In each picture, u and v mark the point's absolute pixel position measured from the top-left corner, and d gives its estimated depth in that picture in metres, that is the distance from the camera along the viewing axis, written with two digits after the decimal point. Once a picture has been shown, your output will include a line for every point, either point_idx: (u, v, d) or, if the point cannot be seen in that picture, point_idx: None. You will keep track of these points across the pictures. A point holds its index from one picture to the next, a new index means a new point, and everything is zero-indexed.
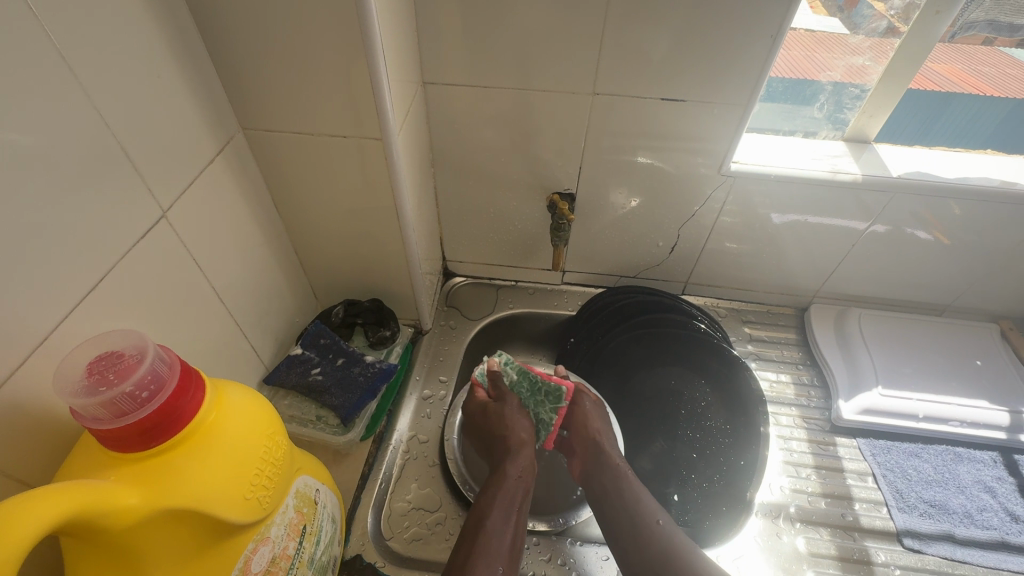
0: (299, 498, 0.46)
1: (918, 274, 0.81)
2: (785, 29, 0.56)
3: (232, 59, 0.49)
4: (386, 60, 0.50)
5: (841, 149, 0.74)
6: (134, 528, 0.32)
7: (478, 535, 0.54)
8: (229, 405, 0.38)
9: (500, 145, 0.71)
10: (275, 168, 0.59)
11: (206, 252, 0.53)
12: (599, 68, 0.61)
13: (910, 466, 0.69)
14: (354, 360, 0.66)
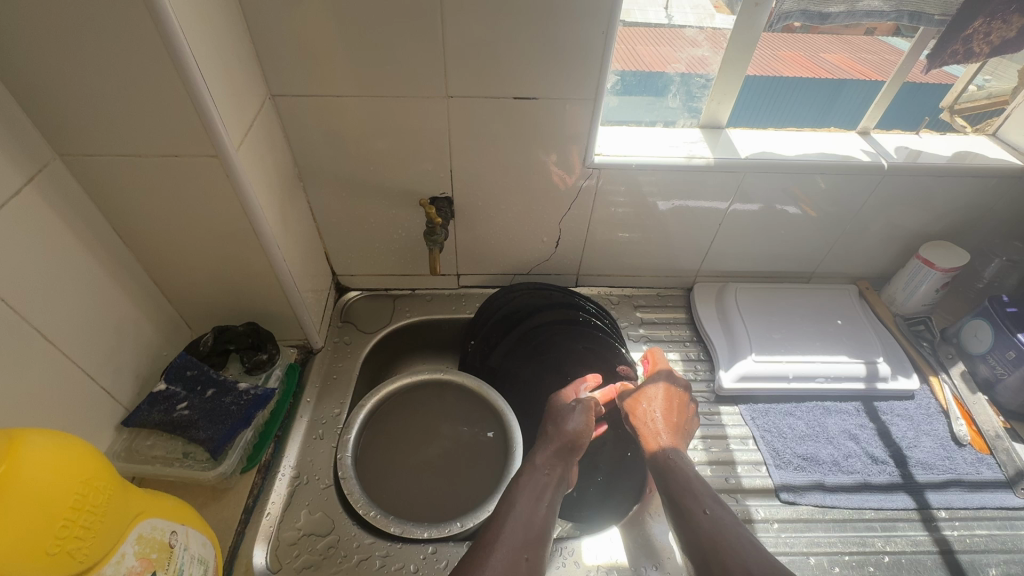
0: (142, 544, 0.43)
1: (782, 246, 0.87)
2: (615, 25, 0.59)
3: (26, 79, 0.46)
4: (205, 73, 0.48)
5: (696, 135, 0.79)
6: None
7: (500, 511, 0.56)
8: (24, 454, 0.34)
9: (367, 154, 0.70)
10: (108, 196, 0.55)
11: (23, 292, 0.48)
12: (448, 70, 0.61)
13: (785, 425, 0.74)
14: (224, 389, 0.62)
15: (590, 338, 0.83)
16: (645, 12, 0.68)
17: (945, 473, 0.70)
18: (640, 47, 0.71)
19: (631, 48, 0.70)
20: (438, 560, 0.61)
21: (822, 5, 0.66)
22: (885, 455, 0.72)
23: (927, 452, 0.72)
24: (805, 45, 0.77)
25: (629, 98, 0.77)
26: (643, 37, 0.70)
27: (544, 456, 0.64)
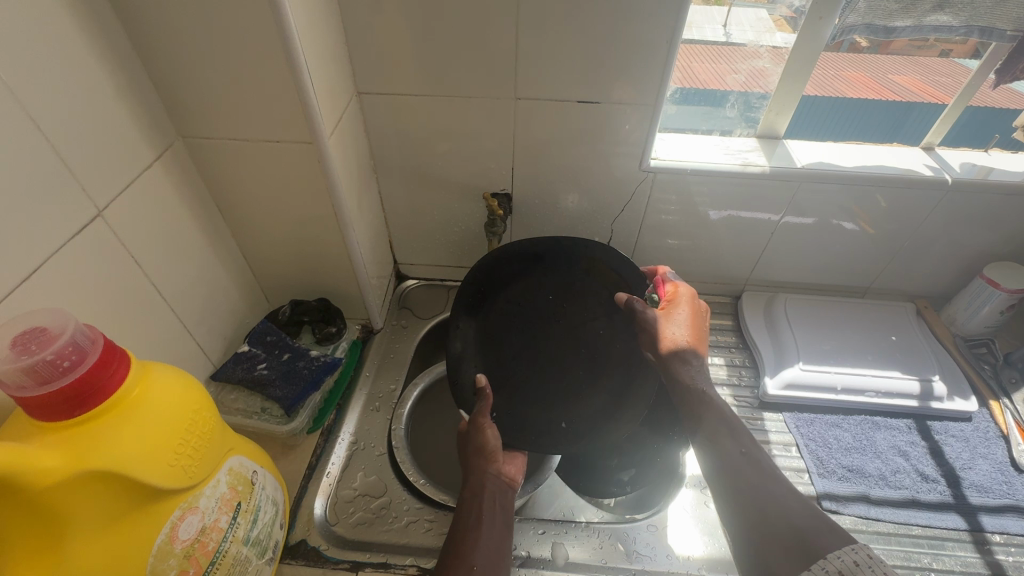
0: (233, 476, 0.49)
1: (836, 260, 0.87)
2: (680, 34, 0.62)
3: (165, 70, 0.54)
4: (310, 68, 0.55)
5: (753, 144, 0.80)
6: (54, 488, 0.34)
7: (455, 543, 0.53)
8: (154, 380, 0.41)
9: (437, 150, 0.76)
10: (216, 175, 0.63)
11: (147, 252, 0.56)
12: (519, 73, 0.66)
13: (830, 436, 0.74)
14: (298, 354, 0.69)
15: None
16: (708, 28, 0.71)
17: (1002, 497, 0.67)
18: (698, 61, 0.74)
19: (690, 64, 0.74)
20: None
21: (887, 20, 0.66)
22: (937, 474, 0.70)
23: (982, 475, 0.70)
24: (870, 65, 0.75)
25: (687, 108, 0.79)
26: (700, 55, 0.73)
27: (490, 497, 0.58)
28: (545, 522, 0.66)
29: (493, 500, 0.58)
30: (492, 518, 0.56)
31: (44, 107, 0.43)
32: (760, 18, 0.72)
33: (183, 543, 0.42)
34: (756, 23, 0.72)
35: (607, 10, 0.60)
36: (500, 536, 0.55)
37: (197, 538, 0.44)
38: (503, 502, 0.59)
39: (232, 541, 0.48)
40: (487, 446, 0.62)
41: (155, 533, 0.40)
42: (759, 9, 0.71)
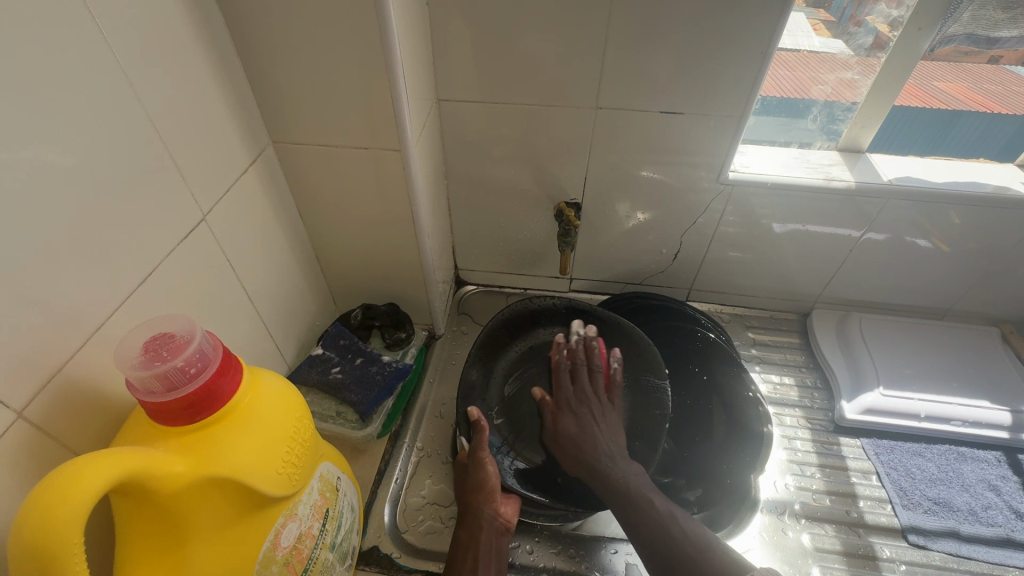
0: (324, 483, 0.49)
1: (917, 281, 0.83)
2: (775, 45, 0.60)
3: (265, 76, 0.55)
4: (405, 77, 0.55)
5: (835, 158, 0.77)
6: (180, 493, 0.35)
7: None
8: (263, 388, 0.41)
9: (510, 157, 0.75)
10: (301, 179, 0.64)
11: (239, 256, 0.57)
12: (602, 83, 0.65)
13: (914, 465, 0.71)
14: (371, 359, 0.69)
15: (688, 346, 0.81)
16: (794, 38, 0.70)
17: None
18: (786, 70, 0.72)
19: (778, 74, 0.72)
20: (557, 545, 0.66)
21: (989, 31, 0.66)
22: None
23: None
24: (971, 74, 0.71)
25: (768, 117, 0.77)
26: (787, 63, 0.71)
27: (486, 544, 0.60)
28: (620, 541, 0.66)
29: (487, 547, 0.59)
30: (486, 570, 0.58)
31: (162, 115, 0.44)
32: (797, 22, 0.68)
33: (284, 550, 0.42)
34: (793, 27, 0.68)
35: (700, 20, 0.59)
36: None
37: (295, 545, 0.44)
38: (496, 548, 0.60)
39: (321, 549, 0.48)
40: (486, 485, 0.62)
41: (261, 540, 0.40)
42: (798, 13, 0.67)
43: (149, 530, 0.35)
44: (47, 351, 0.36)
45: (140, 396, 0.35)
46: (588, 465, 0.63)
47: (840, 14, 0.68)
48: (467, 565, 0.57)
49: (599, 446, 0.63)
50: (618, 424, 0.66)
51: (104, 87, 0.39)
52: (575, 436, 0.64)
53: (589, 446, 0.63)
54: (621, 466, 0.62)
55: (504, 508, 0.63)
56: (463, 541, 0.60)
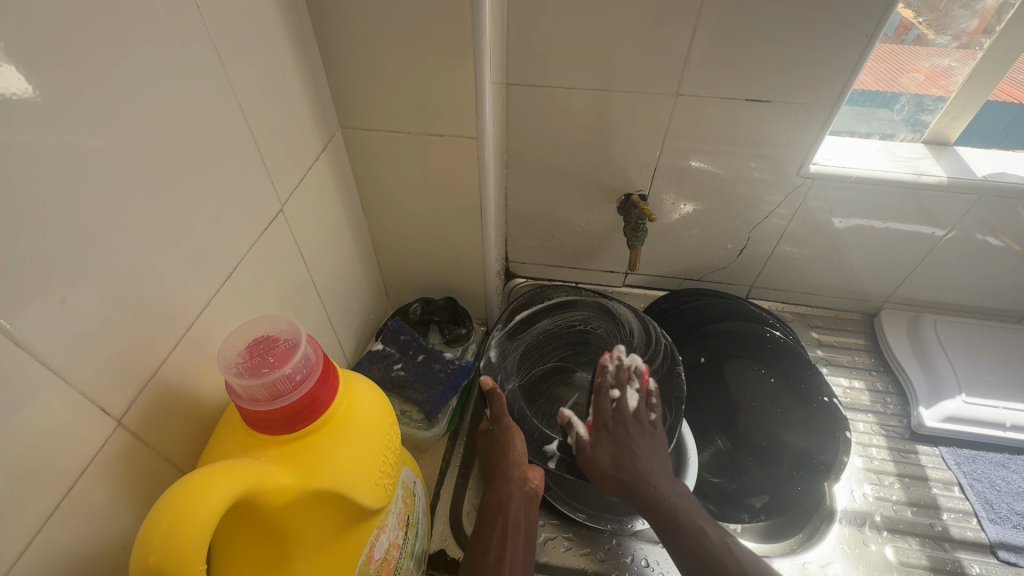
0: (406, 489, 0.47)
1: (1000, 284, 0.79)
2: (882, 28, 0.56)
3: (340, 57, 0.52)
4: (489, 59, 0.51)
5: (920, 151, 0.73)
6: (286, 506, 0.32)
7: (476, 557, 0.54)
8: (358, 393, 0.39)
9: (577, 146, 0.72)
10: (367, 167, 0.61)
11: (310, 248, 0.54)
12: (685, 68, 0.62)
13: (998, 477, 0.67)
14: (433, 356, 0.66)
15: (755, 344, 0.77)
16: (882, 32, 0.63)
17: None
18: (877, 64, 0.67)
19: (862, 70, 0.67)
20: (623, 554, 0.62)
21: None
22: None
23: None
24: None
25: (851, 108, 0.72)
26: (876, 56, 0.66)
27: (514, 510, 0.58)
28: None
29: (514, 516, 0.57)
30: (514, 539, 0.56)
31: (247, 99, 0.41)
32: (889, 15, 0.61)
33: (377, 562, 0.40)
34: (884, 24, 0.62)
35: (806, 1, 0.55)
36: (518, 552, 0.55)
37: (384, 556, 0.42)
38: (525, 516, 0.58)
39: (403, 558, 0.46)
40: (513, 452, 0.60)
41: (358, 552, 0.38)
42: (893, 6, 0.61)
43: (253, 545, 0.33)
44: (143, 352, 0.33)
45: (244, 405, 0.32)
46: (630, 486, 0.56)
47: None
48: (495, 538, 0.55)
49: (641, 464, 0.57)
50: (661, 438, 0.59)
51: (196, 66, 0.36)
52: (615, 455, 0.58)
53: (654, 462, 0.57)
54: (664, 487, 0.56)
55: (533, 476, 0.60)
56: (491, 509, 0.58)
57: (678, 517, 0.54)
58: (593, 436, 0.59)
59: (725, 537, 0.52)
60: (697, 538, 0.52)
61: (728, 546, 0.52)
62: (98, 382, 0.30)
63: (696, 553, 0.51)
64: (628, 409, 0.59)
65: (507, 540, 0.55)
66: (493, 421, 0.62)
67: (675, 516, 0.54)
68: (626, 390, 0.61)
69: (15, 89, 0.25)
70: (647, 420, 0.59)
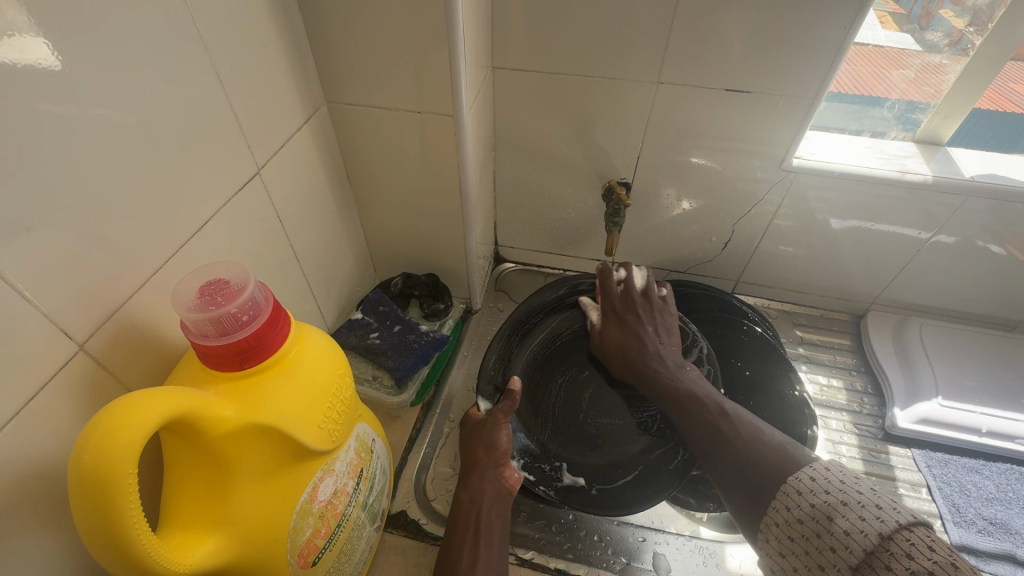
0: (359, 443, 0.49)
1: (991, 291, 0.77)
2: (861, 21, 0.56)
3: (326, 34, 0.54)
4: (465, 39, 0.54)
5: (910, 150, 0.72)
6: (227, 436, 0.35)
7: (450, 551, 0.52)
8: (309, 343, 0.42)
9: (562, 132, 0.73)
10: (352, 142, 0.64)
11: (289, 213, 0.57)
12: (666, 56, 0.63)
13: (969, 482, 0.67)
14: (409, 328, 0.69)
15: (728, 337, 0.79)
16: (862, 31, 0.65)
17: None
18: (858, 67, 0.68)
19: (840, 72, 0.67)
20: (578, 529, 0.63)
21: None
22: None
23: None
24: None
25: (839, 103, 0.71)
26: (858, 56, 0.67)
27: (489, 508, 0.57)
28: (643, 528, 0.63)
29: (489, 513, 0.56)
30: (490, 536, 0.54)
31: (226, 66, 0.45)
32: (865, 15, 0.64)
33: (320, 503, 0.43)
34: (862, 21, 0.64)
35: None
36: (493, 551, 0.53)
37: (330, 500, 0.44)
38: (501, 517, 0.57)
39: (354, 507, 0.49)
40: (497, 447, 0.60)
41: (300, 491, 0.41)
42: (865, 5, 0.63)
43: (195, 471, 0.35)
44: (110, 287, 0.37)
45: (193, 339, 0.35)
46: (636, 368, 0.65)
47: (913, 4, 0.64)
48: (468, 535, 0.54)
49: (644, 348, 0.66)
50: (671, 330, 0.69)
51: (175, 31, 0.39)
52: (621, 343, 0.67)
53: (663, 346, 0.66)
54: (673, 373, 0.64)
55: (510, 475, 0.60)
56: (465, 506, 0.57)
57: (683, 401, 0.60)
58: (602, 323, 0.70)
59: (721, 403, 0.58)
60: (714, 426, 0.56)
61: (732, 418, 0.56)
62: (65, 308, 0.34)
63: (707, 433, 0.56)
64: (636, 288, 0.70)
65: (482, 533, 0.54)
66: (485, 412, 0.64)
67: (682, 395, 0.61)
68: (629, 276, 0.72)
69: (41, 61, 0.31)
70: (654, 298, 0.70)
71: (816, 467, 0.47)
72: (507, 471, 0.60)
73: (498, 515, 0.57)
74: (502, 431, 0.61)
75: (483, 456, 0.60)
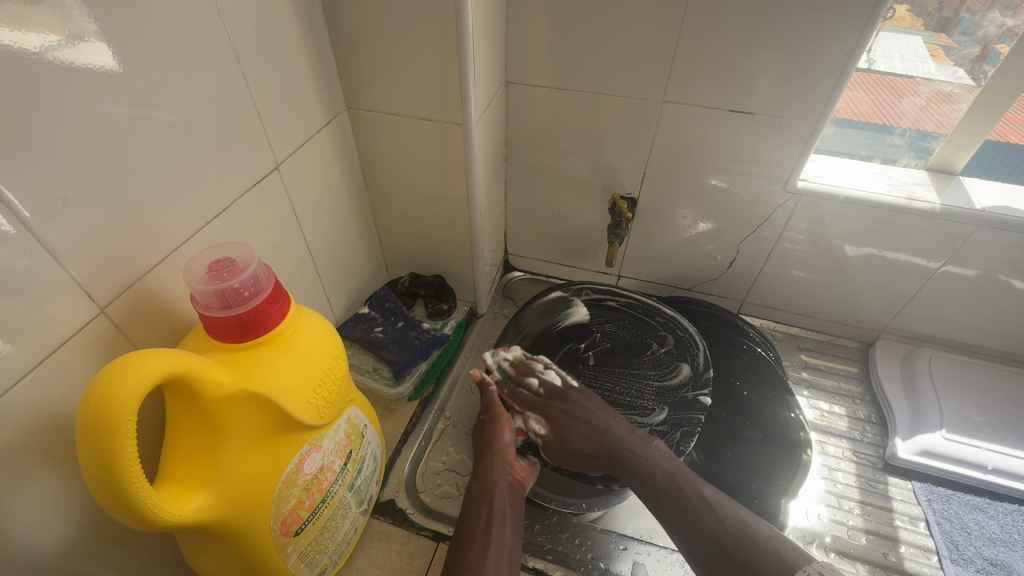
0: (351, 425, 0.52)
1: (1004, 327, 0.75)
2: (862, 47, 0.57)
3: (348, 45, 0.59)
4: (475, 53, 0.57)
5: (921, 178, 0.71)
6: (221, 400, 0.38)
7: (462, 539, 0.54)
8: (307, 323, 0.45)
9: (571, 146, 0.76)
10: (368, 146, 0.69)
11: (305, 209, 0.62)
12: (670, 76, 0.65)
13: (971, 520, 0.65)
14: (412, 325, 0.73)
15: (730, 358, 0.80)
16: (907, 64, 0.65)
17: None
18: (867, 94, 0.68)
19: (876, 97, 0.68)
20: (561, 531, 0.63)
21: None
22: None
23: None
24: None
25: (850, 130, 0.71)
26: (874, 85, 0.67)
27: (499, 498, 0.58)
28: (625, 537, 0.63)
29: (501, 504, 0.58)
30: (502, 523, 0.56)
31: (252, 69, 0.49)
32: (913, 46, 0.64)
33: (306, 476, 0.46)
34: (907, 52, 0.65)
35: (786, 17, 0.57)
36: (501, 536, 0.55)
37: (316, 475, 0.47)
38: (511, 506, 0.58)
39: (340, 486, 0.51)
40: (501, 441, 0.63)
41: (286, 461, 0.44)
42: (912, 36, 0.64)
43: (190, 431, 0.39)
44: (130, 258, 0.41)
45: (200, 309, 0.39)
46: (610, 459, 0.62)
47: (968, 40, 0.63)
48: (479, 522, 0.56)
49: (608, 433, 0.63)
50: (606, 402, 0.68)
51: (207, 37, 0.44)
52: (583, 434, 0.63)
53: (612, 423, 0.64)
54: (644, 452, 0.62)
55: (518, 468, 0.63)
56: (477, 496, 0.58)
57: (673, 486, 0.58)
58: (547, 424, 0.65)
59: (702, 491, 0.58)
60: (697, 515, 0.56)
61: (714, 508, 0.56)
62: (90, 272, 0.38)
63: (689, 521, 0.56)
64: (555, 386, 0.67)
65: (492, 522, 0.56)
66: (487, 409, 0.67)
67: (659, 478, 0.59)
68: (546, 373, 0.69)
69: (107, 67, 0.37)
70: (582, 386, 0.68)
71: (820, 565, 0.50)
72: (516, 467, 0.63)
73: (509, 505, 0.58)
74: (507, 428, 0.65)
75: (489, 447, 0.63)
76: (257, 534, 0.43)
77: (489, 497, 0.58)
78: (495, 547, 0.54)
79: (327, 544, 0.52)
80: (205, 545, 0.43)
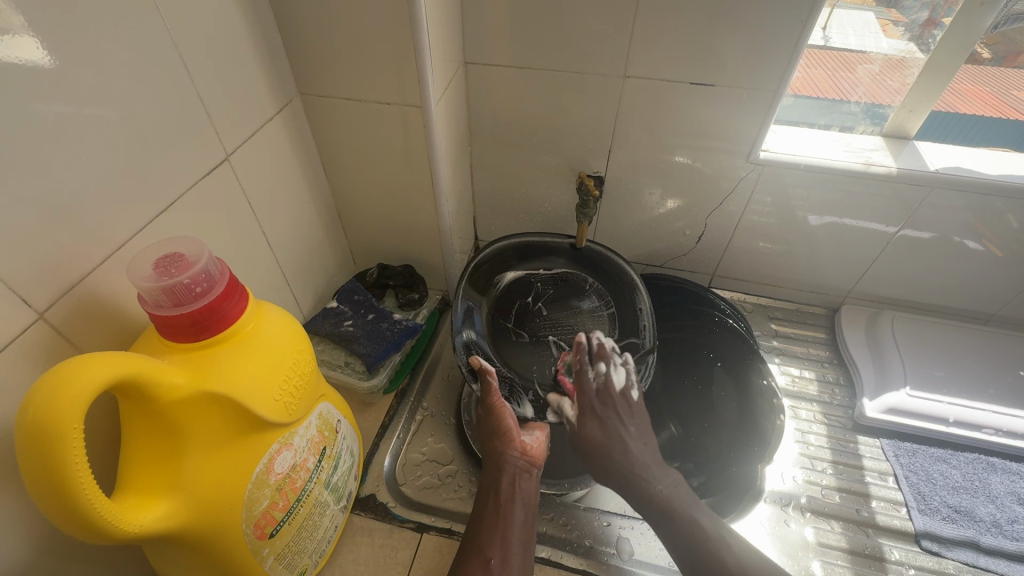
0: (322, 421, 0.50)
1: (958, 286, 0.78)
2: (815, 14, 0.58)
3: (295, 27, 0.56)
4: (430, 32, 0.55)
5: (877, 143, 0.73)
6: (179, 402, 0.37)
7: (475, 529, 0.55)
8: (267, 317, 0.43)
9: (535, 127, 0.75)
10: (325, 133, 0.66)
11: (262, 201, 0.59)
12: (631, 50, 0.64)
13: (936, 471, 0.68)
14: (383, 316, 0.71)
15: (705, 332, 0.81)
16: (861, 38, 0.67)
17: None
18: (819, 70, 0.69)
19: (832, 72, 0.70)
20: (546, 512, 0.63)
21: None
22: None
23: None
24: (993, 79, 0.67)
25: (808, 99, 0.72)
26: (826, 64, 0.69)
27: (506, 484, 0.58)
28: (608, 512, 0.64)
29: (508, 490, 0.58)
30: (511, 509, 0.56)
31: (193, 55, 0.47)
32: (866, 22, 0.67)
33: (278, 476, 0.44)
34: (860, 27, 0.67)
35: None
36: (513, 519, 0.56)
37: (288, 474, 0.46)
38: (521, 489, 0.58)
39: (315, 484, 0.49)
40: (503, 426, 0.62)
41: (254, 462, 0.42)
42: (865, 12, 0.66)
43: (148, 435, 0.37)
44: (67, 259, 0.39)
45: (149, 308, 0.37)
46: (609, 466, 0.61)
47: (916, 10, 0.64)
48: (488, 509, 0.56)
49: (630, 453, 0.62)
50: (645, 425, 0.65)
51: (138, 19, 0.41)
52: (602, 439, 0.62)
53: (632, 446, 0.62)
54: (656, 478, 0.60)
55: (528, 448, 0.62)
56: (485, 486, 0.59)
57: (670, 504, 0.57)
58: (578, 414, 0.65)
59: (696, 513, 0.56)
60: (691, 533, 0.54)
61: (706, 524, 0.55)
62: (25, 275, 0.36)
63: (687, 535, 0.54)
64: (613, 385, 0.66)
65: (501, 506, 0.56)
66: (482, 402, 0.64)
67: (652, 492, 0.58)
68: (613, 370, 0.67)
69: (29, 53, 0.34)
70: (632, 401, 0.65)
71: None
72: (524, 446, 0.61)
73: (519, 489, 0.58)
74: (506, 416, 0.62)
75: (493, 435, 0.62)
76: (229, 538, 0.42)
77: (496, 485, 0.58)
78: (506, 528, 0.54)
79: (306, 543, 0.50)
80: (175, 555, 0.41)
